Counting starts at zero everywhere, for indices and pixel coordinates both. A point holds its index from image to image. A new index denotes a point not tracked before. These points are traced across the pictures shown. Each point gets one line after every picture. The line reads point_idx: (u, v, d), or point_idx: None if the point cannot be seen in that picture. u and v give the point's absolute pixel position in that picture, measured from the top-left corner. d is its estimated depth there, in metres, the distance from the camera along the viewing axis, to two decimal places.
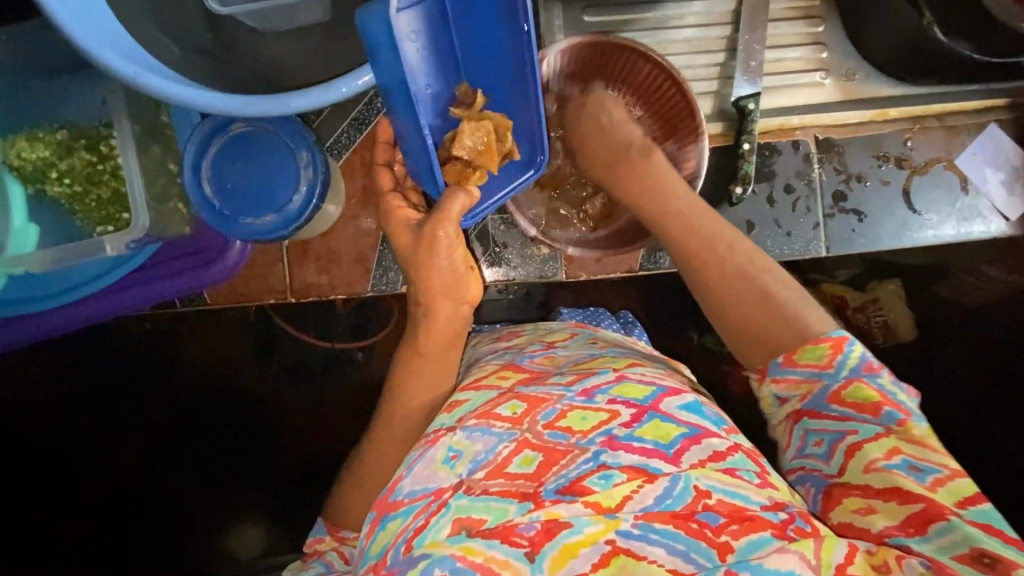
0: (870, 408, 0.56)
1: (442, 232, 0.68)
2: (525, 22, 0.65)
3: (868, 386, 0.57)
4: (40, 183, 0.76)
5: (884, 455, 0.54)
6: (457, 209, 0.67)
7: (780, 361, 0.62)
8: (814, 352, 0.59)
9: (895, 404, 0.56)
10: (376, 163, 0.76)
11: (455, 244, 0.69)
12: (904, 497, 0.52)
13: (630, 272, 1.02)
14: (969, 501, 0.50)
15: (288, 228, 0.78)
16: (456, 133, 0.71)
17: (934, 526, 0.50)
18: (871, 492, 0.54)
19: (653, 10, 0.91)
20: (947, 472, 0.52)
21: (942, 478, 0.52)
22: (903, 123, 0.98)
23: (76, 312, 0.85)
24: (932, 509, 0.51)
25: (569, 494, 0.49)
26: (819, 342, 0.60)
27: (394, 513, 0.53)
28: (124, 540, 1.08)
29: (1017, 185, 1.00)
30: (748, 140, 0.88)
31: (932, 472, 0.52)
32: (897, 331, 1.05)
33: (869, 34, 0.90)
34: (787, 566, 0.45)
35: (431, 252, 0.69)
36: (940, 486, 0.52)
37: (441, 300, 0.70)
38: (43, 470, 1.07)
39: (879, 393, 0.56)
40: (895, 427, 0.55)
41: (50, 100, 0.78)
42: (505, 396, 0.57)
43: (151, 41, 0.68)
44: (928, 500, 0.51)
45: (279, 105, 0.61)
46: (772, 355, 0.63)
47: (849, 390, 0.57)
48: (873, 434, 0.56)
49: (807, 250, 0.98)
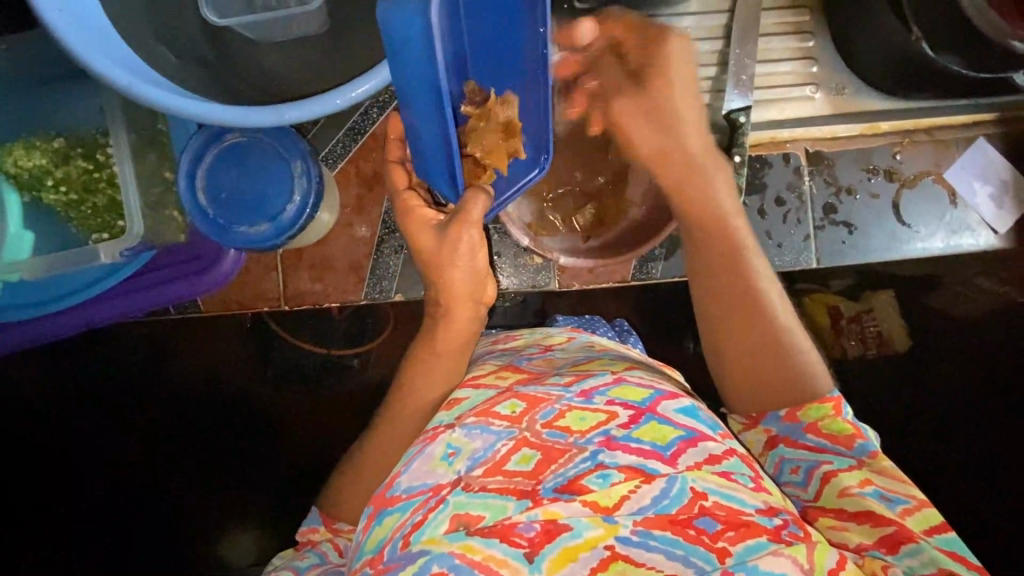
0: (845, 440, 0.60)
1: (466, 235, 0.67)
2: (541, 24, 0.68)
3: (844, 420, 0.61)
4: (37, 191, 0.77)
5: (857, 483, 0.58)
6: (478, 210, 0.66)
7: (780, 415, 0.63)
8: (817, 411, 0.61)
9: (867, 437, 0.60)
10: (388, 160, 0.76)
11: (477, 247, 0.68)
12: (876, 519, 0.55)
13: (622, 282, 1.00)
14: (935, 530, 0.54)
15: (281, 238, 0.79)
16: (468, 132, 0.72)
17: (904, 547, 0.53)
18: (845, 515, 0.57)
19: (646, 24, 0.93)
20: (914, 503, 0.56)
21: (910, 508, 0.55)
22: (892, 137, 0.99)
23: (74, 316, 0.86)
24: (903, 532, 0.54)
25: (567, 492, 0.50)
26: (823, 402, 0.62)
27: (390, 508, 0.53)
28: (125, 537, 1.10)
29: (1005, 199, 1.00)
30: (738, 153, 0.88)
31: (901, 502, 0.56)
32: (891, 342, 1.09)
33: (857, 49, 0.91)
34: (782, 569, 0.47)
35: (453, 253, 0.67)
36: (908, 514, 0.55)
37: (461, 306, 0.69)
38: (44, 469, 1.08)
39: (853, 428, 0.60)
40: (867, 460, 0.59)
41: (45, 107, 0.79)
42: (504, 395, 0.57)
43: (149, 53, 0.69)
44: (898, 523, 0.55)
45: (274, 115, 0.62)
46: (771, 406, 0.63)
47: (826, 423, 0.61)
48: (847, 463, 0.59)
49: (798, 262, 0.98)
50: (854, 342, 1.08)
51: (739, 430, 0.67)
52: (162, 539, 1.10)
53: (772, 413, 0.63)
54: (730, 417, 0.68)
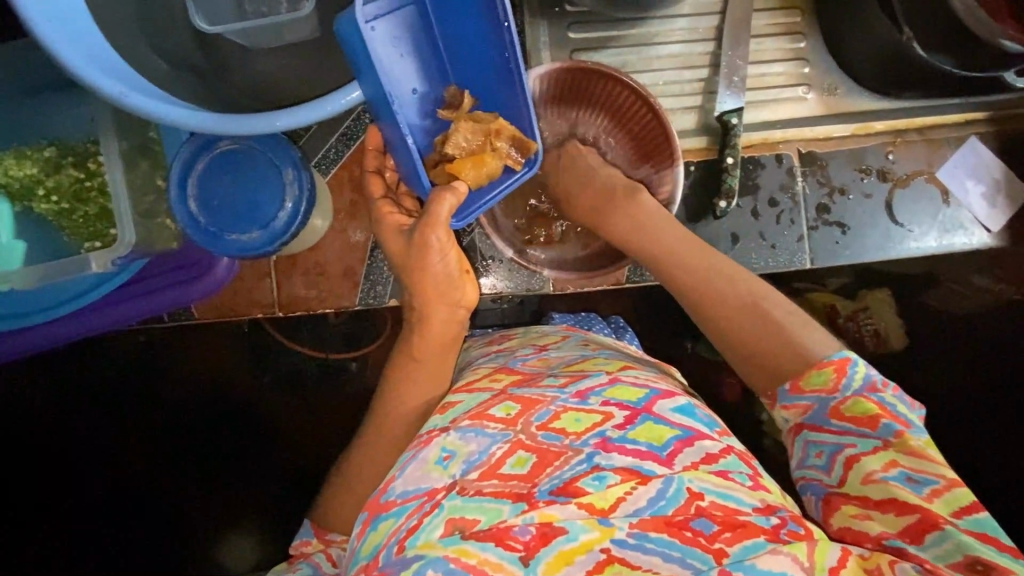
0: (869, 421, 0.58)
1: (434, 238, 0.67)
2: (506, 19, 0.64)
3: (869, 401, 0.59)
4: (28, 201, 0.76)
5: (882, 466, 0.55)
6: (445, 211, 0.66)
7: (787, 388, 0.64)
8: (819, 376, 0.61)
9: (894, 418, 0.57)
10: (367, 170, 0.77)
11: (448, 246, 0.68)
12: (900, 506, 0.53)
13: (616, 286, 1.00)
14: (966, 511, 0.51)
15: (273, 244, 0.79)
16: (448, 135, 0.71)
17: (929, 536, 0.51)
18: (869, 503, 0.55)
19: (638, 27, 0.93)
20: (944, 483, 0.53)
21: (938, 488, 0.53)
22: (885, 136, 0.99)
23: (65, 327, 0.86)
24: (928, 518, 0.51)
25: (562, 495, 0.49)
26: (823, 366, 0.62)
27: (386, 513, 0.53)
28: (124, 539, 1.09)
29: (999, 198, 1.01)
30: (731, 155, 0.89)
31: (929, 484, 0.53)
32: (887, 341, 1.07)
33: (850, 51, 0.91)
34: (780, 568, 0.46)
35: (424, 254, 0.69)
36: (936, 497, 0.52)
37: (438, 304, 0.70)
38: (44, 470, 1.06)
39: (878, 407, 0.58)
40: (892, 440, 0.56)
41: (39, 115, 0.79)
42: (499, 398, 0.58)
43: (140, 61, 0.69)
44: (924, 509, 0.52)
45: (265, 123, 0.62)
46: (778, 382, 0.65)
47: (849, 405, 0.59)
48: (871, 446, 0.57)
49: (792, 262, 0.99)
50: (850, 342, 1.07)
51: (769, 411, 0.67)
52: (162, 540, 1.10)
53: (781, 388, 0.64)
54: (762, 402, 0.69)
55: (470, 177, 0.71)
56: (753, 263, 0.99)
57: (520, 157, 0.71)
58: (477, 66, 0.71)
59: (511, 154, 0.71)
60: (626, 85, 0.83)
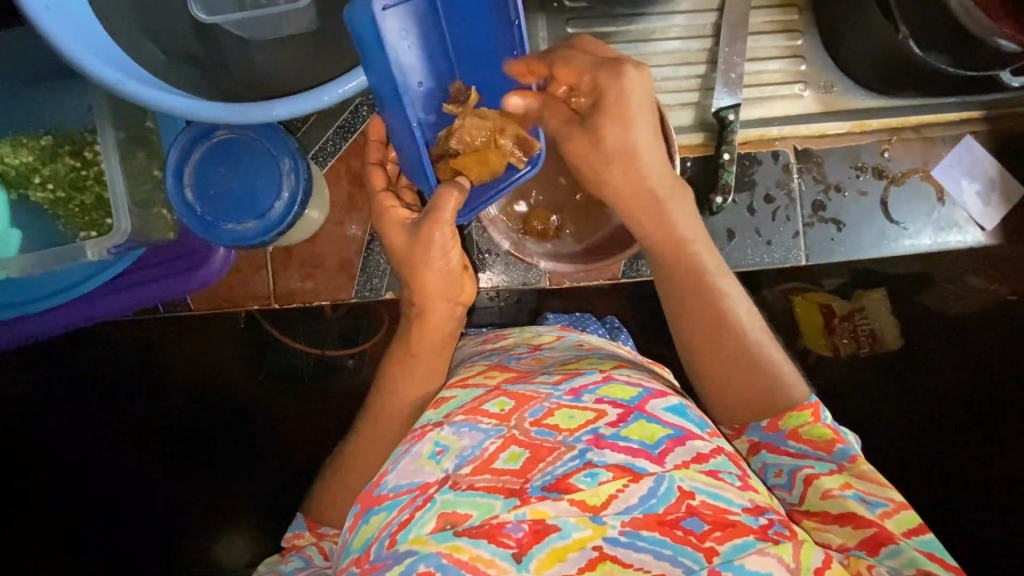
0: (826, 445, 0.61)
1: (439, 233, 0.67)
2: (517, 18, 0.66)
3: (825, 426, 0.62)
4: (24, 188, 0.76)
5: (839, 486, 0.58)
6: (450, 209, 0.66)
7: (761, 424, 0.64)
8: (798, 419, 0.62)
9: (847, 443, 0.61)
10: (368, 162, 0.76)
11: (449, 245, 0.68)
12: (858, 521, 0.56)
13: (612, 279, 0.99)
14: (914, 533, 0.55)
15: (271, 234, 0.79)
16: (454, 129, 0.70)
17: (885, 549, 0.54)
18: (828, 518, 0.58)
19: (636, 23, 0.93)
20: (893, 505, 0.57)
21: (889, 510, 0.56)
22: (880, 134, 0.99)
23: (61, 316, 0.86)
24: (884, 533, 0.55)
25: (555, 491, 0.50)
26: (801, 409, 0.62)
27: (377, 508, 0.53)
28: (121, 531, 1.10)
29: (993, 196, 1.00)
30: (727, 151, 0.89)
31: (880, 505, 0.57)
32: (883, 339, 1.10)
33: (846, 49, 0.92)
34: (768, 568, 0.47)
35: (426, 251, 0.68)
36: (887, 517, 0.56)
37: (437, 302, 0.70)
38: (40, 462, 1.07)
39: (833, 432, 0.61)
40: (847, 465, 0.60)
41: (34, 105, 0.79)
42: (492, 393, 0.58)
43: (137, 50, 0.69)
44: (880, 525, 0.55)
45: (262, 111, 0.62)
46: (751, 416, 0.65)
47: (806, 428, 0.62)
48: (828, 468, 0.60)
49: (787, 257, 0.99)
50: (847, 340, 1.10)
51: None
52: (162, 539, 1.11)
53: (753, 423, 0.65)
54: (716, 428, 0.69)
55: (472, 172, 0.71)
56: (749, 259, 0.99)
57: (523, 155, 0.71)
58: (487, 64, 0.72)
59: (514, 152, 0.70)
60: None
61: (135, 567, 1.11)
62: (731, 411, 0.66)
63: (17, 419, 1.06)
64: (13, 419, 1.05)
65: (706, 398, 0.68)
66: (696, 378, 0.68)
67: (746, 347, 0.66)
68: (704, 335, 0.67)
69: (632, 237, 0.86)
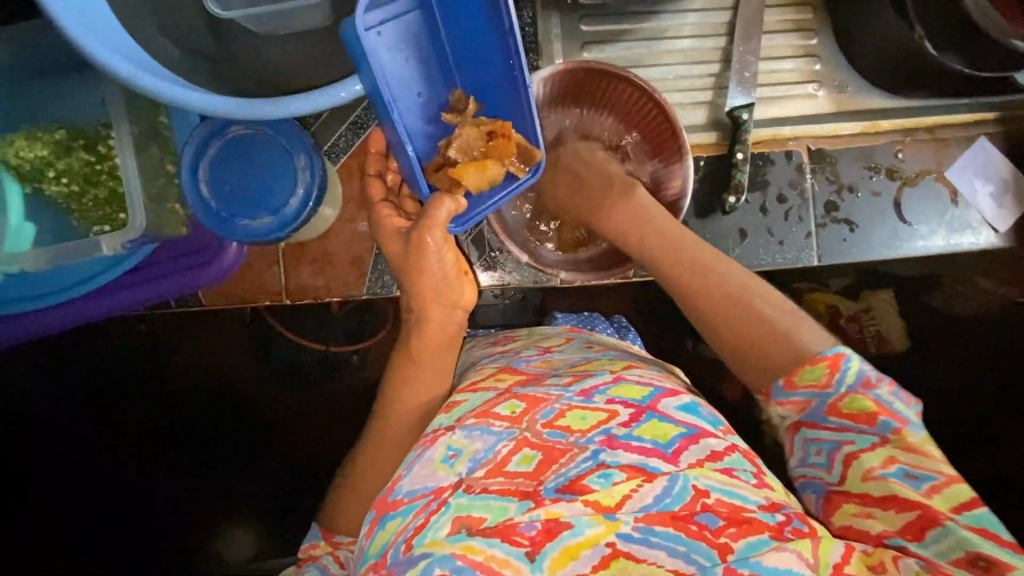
0: (867, 419, 0.58)
1: (430, 238, 0.68)
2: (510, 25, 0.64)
3: (866, 397, 0.58)
4: (38, 182, 0.76)
5: (881, 463, 0.56)
6: (443, 214, 0.68)
7: (781, 385, 0.64)
8: (812, 373, 0.61)
9: (891, 414, 0.57)
10: (369, 173, 0.78)
11: (443, 248, 0.70)
12: (901, 504, 0.54)
13: (624, 279, 1.00)
14: (965, 506, 0.52)
15: (285, 230, 0.79)
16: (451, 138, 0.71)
17: (930, 533, 0.52)
18: (870, 501, 0.56)
19: (650, 21, 0.93)
20: (943, 479, 0.54)
21: (938, 485, 0.54)
22: (895, 135, 0.99)
23: (74, 310, 0.86)
24: (928, 515, 0.53)
25: (569, 493, 0.50)
26: (817, 362, 0.61)
27: (393, 513, 0.53)
28: (122, 530, 1.09)
29: (1006, 198, 1.01)
30: (741, 150, 0.90)
31: (929, 479, 0.54)
32: (888, 342, 1.09)
33: (862, 48, 0.91)
34: (786, 565, 0.46)
35: (421, 256, 0.70)
36: (935, 493, 0.53)
37: (434, 304, 0.71)
38: (43, 461, 1.07)
39: (875, 405, 0.58)
40: (891, 436, 0.57)
41: (47, 98, 0.79)
42: (503, 396, 0.58)
43: (151, 44, 0.69)
44: (924, 506, 0.53)
45: (278, 108, 0.62)
46: (772, 377, 0.65)
47: (845, 402, 0.59)
48: (870, 442, 0.57)
49: (799, 258, 0.99)
50: (852, 341, 1.08)
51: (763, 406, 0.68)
52: (163, 540, 1.10)
53: (775, 384, 0.65)
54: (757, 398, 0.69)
55: (472, 182, 0.70)
56: (762, 259, 0.99)
57: (523, 164, 0.71)
58: (486, 72, 0.70)
59: (515, 162, 0.71)
60: (628, 79, 0.83)
61: (135, 567, 1.09)
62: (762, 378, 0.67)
63: (17, 419, 1.05)
64: (12, 419, 1.04)
65: (744, 369, 0.69)
66: (730, 355, 0.70)
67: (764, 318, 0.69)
68: (718, 304, 0.72)
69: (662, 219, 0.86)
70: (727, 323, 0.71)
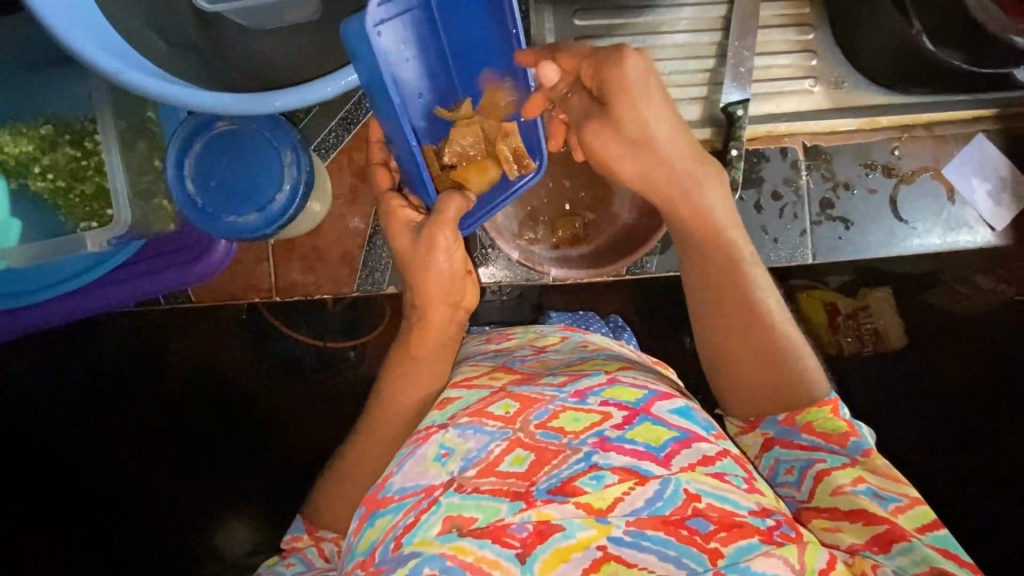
0: (839, 438, 0.60)
1: (441, 237, 0.65)
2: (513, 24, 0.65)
3: (840, 419, 0.61)
4: (24, 178, 0.77)
5: (851, 481, 0.58)
6: (455, 212, 0.65)
7: (778, 419, 0.62)
8: (816, 415, 0.61)
9: (861, 436, 0.60)
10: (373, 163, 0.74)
11: (455, 248, 0.66)
12: (869, 518, 0.56)
13: (616, 277, 0.99)
14: (928, 527, 0.55)
15: (271, 227, 0.78)
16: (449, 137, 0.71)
17: (897, 546, 0.54)
18: (838, 514, 0.57)
19: (645, 15, 0.92)
20: (907, 501, 0.56)
21: (903, 505, 0.56)
22: (892, 131, 0.98)
23: (68, 305, 0.85)
24: (895, 530, 0.54)
25: (560, 494, 0.49)
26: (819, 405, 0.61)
27: (382, 510, 0.52)
28: (122, 530, 1.10)
29: (1003, 196, 0.99)
30: (735, 147, 0.88)
31: (894, 500, 0.56)
32: (886, 339, 1.09)
33: (860, 43, 0.90)
34: (774, 570, 0.46)
35: (429, 254, 0.66)
36: (900, 512, 0.56)
37: (438, 305, 0.67)
38: (41, 461, 1.07)
39: (847, 425, 0.60)
40: (860, 458, 0.59)
41: (30, 92, 0.78)
42: (498, 395, 0.57)
43: (137, 38, 0.68)
44: (892, 522, 0.55)
45: (261, 104, 0.60)
46: (767, 410, 0.63)
47: (819, 421, 0.61)
48: (841, 461, 0.59)
49: (793, 256, 0.98)
50: (850, 339, 1.09)
51: (734, 433, 0.67)
52: (162, 540, 1.11)
53: (770, 417, 0.63)
54: (724, 417, 0.68)
55: (475, 183, 0.71)
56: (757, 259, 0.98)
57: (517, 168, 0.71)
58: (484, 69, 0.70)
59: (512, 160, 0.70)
60: None
61: (135, 566, 1.11)
62: (749, 406, 0.64)
63: (18, 419, 1.06)
64: (12, 419, 1.06)
65: (728, 397, 0.66)
66: (718, 383, 0.66)
67: (777, 349, 0.63)
68: (732, 345, 0.63)
69: (655, 220, 0.84)
70: (738, 357, 0.63)
